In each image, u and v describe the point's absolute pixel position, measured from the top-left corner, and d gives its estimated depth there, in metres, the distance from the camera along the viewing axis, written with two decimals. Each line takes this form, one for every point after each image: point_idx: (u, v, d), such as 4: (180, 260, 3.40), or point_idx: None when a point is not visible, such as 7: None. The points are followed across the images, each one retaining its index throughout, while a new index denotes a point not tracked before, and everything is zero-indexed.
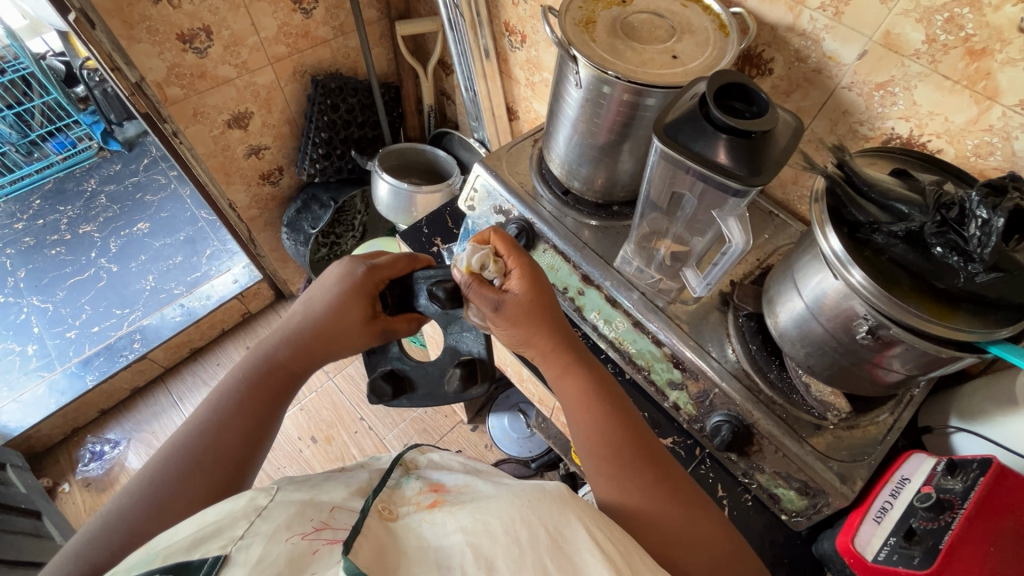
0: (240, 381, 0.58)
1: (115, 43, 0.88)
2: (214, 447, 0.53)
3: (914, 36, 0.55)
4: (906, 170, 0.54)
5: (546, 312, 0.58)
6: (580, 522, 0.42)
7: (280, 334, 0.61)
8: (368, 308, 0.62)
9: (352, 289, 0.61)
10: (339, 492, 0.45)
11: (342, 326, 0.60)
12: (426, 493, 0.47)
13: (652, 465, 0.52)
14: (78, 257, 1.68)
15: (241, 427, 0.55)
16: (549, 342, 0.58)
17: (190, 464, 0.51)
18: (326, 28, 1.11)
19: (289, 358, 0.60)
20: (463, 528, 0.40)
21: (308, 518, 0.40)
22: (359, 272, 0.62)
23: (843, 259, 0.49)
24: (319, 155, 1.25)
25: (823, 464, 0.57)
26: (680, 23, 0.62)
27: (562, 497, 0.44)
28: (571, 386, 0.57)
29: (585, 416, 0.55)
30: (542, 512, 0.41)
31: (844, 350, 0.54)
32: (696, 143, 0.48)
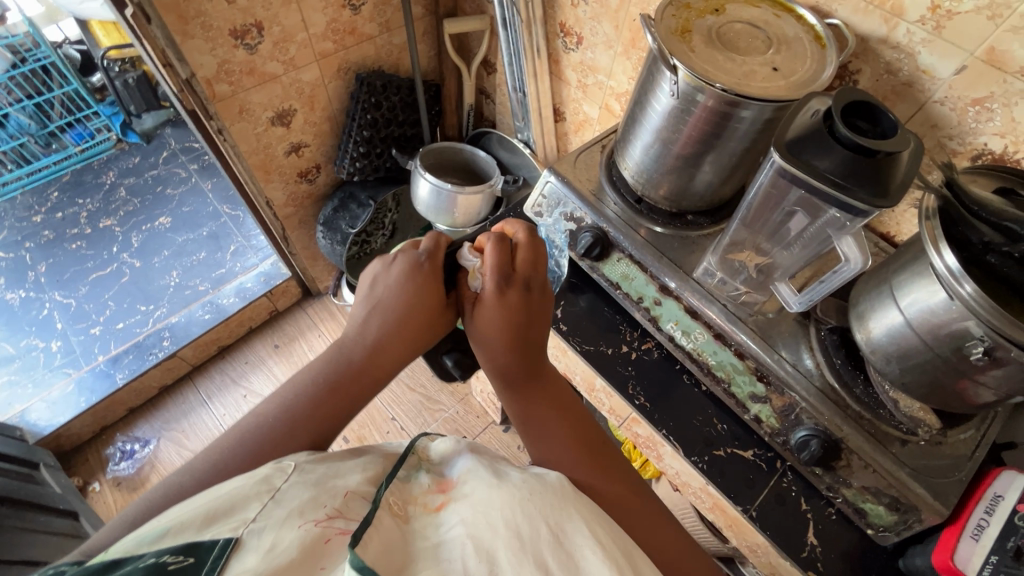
0: (315, 380, 0.56)
1: (169, 38, 0.86)
2: (278, 448, 0.52)
3: (1021, 53, 0.55)
4: (1012, 190, 0.54)
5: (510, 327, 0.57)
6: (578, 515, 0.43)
7: (357, 337, 0.58)
8: (439, 296, 0.60)
9: (426, 280, 0.59)
10: (353, 478, 0.44)
11: (422, 319, 0.59)
12: (435, 492, 0.46)
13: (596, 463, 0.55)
14: (99, 252, 1.65)
15: (312, 431, 0.53)
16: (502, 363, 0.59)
17: (257, 457, 0.51)
18: (372, 24, 1.08)
19: (365, 364, 0.57)
20: (467, 521, 0.40)
21: (321, 504, 0.40)
22: (426, 262, 0.60)
23: (958, 274, 0.48)
24: (359, 153, 1.23)
25: (914, 479, 0.58)
26: (775, 33, 0.61)
27: (559, 493, 0.45)
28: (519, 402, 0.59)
29: (535, 431, 0.58)
30: (547, 512, 0.42)
31: (946, 367, 0.54)
32: (816, 158, 0.47)
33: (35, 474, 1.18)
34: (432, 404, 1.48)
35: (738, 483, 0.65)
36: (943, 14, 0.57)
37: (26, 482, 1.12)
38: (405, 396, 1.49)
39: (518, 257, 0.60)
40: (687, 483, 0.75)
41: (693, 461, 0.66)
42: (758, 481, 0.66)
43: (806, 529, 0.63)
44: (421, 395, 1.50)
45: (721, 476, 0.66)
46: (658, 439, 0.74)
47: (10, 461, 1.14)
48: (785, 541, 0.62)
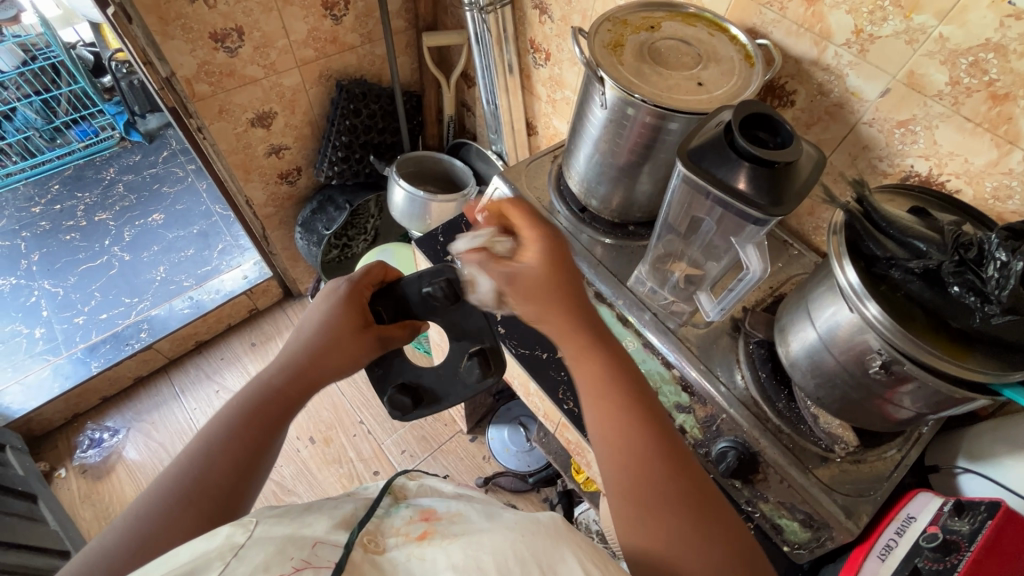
0: (232, 413, 0.55)
1: (150, 38, 0.91)
2: (202, 479, 0.50)
3: (938, 77, 0.56)
4: (924, 208, 0.55)
5: (559, 292, 0.54)
6: (573, 556, 0.39)
7: (276, 363, 0.59)
8: (357, 318, 0.62)
9: (341, 303, 0.61)
10: (321, 525, 0.40)
11: (338, 340, 0.59)
12: (416, 522, 0.43)
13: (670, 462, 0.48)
14: (91, 244, 1.69)
15: (235, 460, 0.51)
16: (570, 331, 0.53)
17: (184, 493, 0.48)
18: (354, 34, 1.13)
19: (285, 385, 0.57)
20: (454, 564, 0.37)
21: (287, 556, 0.35)
22: (343, 288, 0.64)
23: (859, 292, 0.49)
24: (338, 158, 1.26)
25: (828, 497, 0.57)
26: (706, 51, 0.63)
27: (556, 532, 0.42)
28: (588, 364, 0.53)
29: (601, 421, 0.51)
30: (537, 549, 0.39)
31: (855, 383, 0.54)
32: (719, 169, 0.48)
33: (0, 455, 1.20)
34: None
35: None
36: (866, 38, 0.59)
37: None
38: (374, 400, 1.49)
39: (544, 222, 0.57)
40: None
41: None
42: None
43: None
44: None
45: None
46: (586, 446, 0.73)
47: None
48: None
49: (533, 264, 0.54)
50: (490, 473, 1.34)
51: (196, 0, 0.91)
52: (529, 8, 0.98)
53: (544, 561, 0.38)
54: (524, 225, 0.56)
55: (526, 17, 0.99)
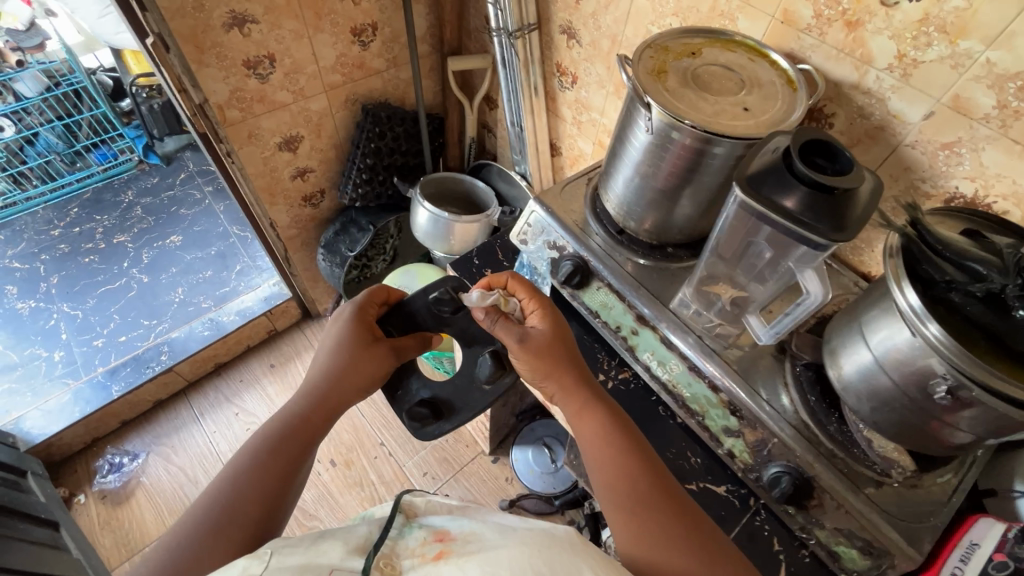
0: (260, 440, 0.56)
1: (186, 66, 0.92)
2: (230, 510, 0.50)
3: (985, 101, 0.56)
4: (978, 231, 0.55)
5: (567, 355, 0.62)
6: (588, 567, 0.40)
7: (299, 390, 0.62)
8: (367, 335, 0.65)
9: (351, 323, 0.65)
10: (337, 551, 0.43)
11: (356, 361, 0.63)
12: (431, 544, 0.46)
13: (666, 496, 0.52)
14: (110, 266, 1.70)
15: (266, 483, 0.53)
16: (577, 389, 0.60)
17: (214, 526, 0.49)
18: (380, 60, 1.14)
19: (308, 409, 0.60)
20: None
21: None
22: (350, 311, 0.67)
23: (920, 314, 0.49)
24: (362, 180, 1.28)
25: (888, 524, 0.56)
26: (749, 77, 0.63)
27: (571, 547, 0.43)
28: (588, 423, 0.58)
29: (599, 467, 0.55)
30: (550, 558, 0.40)
31: (914, 406, 0.54)
32: (778, 194, 0.48)
33: (22, 482, 1.18)
34: None
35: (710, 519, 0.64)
36: (909, 62, 0.60)
37: (12, 489, 1.12)
38: (395, 422, 1.47)
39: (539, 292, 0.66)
40: None
41: None
42: (730, 518, 0.64)
43: (777, 570, 0.61)
44: None
45: None
46: None
47: None
48: None
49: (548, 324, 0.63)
50: (514, 496, 1.32)
51: (231, 29, 0.92)
52: (556, 33, 1.00)
53: (560, 572, 0.39)
54: (526, 298, 0.66)
55: (553, 42, 1.01)
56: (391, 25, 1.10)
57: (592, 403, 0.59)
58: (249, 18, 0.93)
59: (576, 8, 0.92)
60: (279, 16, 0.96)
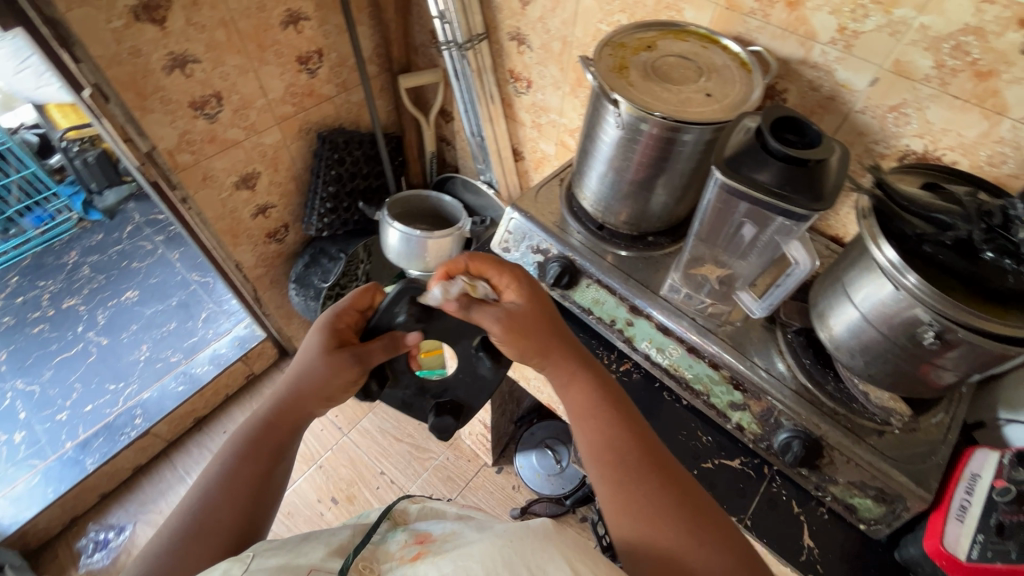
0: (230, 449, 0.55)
1: (129, 114, 0.87)
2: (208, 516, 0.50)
3: (923, 62, 0.60)
4: (936, 183, 0.58)
5: (549, 327, 0.60)
6: (562, 554, 0.38)
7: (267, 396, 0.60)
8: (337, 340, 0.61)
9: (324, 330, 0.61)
10: (316, 554, 0.43)
11: (325, 372, 0.58)
12: (411, 545, 0.45)
13: (653, 462, 0.52)
14: (63, 333, 1.60)
15: (241, 497, 0.52)
16: (566, 362, 0.59)
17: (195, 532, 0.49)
18: (329, 85, 1.12)
19: (275, 415, 0.58)
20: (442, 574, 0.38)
21: None
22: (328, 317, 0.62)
23: (899, 266, 0.52)
24: (326, 209, 1.25)
25: (896, 469, 0.59)
26: (704, 63, 0.66)
27: (549, 534, 0.40)
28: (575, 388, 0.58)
29: (587, 434, 0.55)
30: (523, 549, 0.38)
31: (905, 355, 0.57)
32: (756, 172, 0.50)
33: None
34: (421, 453, 1.45)
35: (730, 493, 0.65)
36: (850, 34, 0.63)
37: None
38: (392, 449, 1.44)
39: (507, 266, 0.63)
40: None
41: None
42: (749, 489, 0.66)
43: (801, 532, 0.63)
44: (409, 445, 1.46)
45: (713, 488, 0.66)
46: None
47: None
48: (782, 545, 0.62)
49: (528, 303, 0.61)
50: (525, 503, 1.32)
51: (173, 71, 0.89)
52: (505, 40, 1.00)
53: (532, 563, 0.37)
54: (496, 274, 0.62)
55: (503, 49, 1.02)
56: (337, 49, 1.08)
57: (579, 374, 0.59)
58: (190, 57, 0.89)
59: (523, 14, 0.94)
60: (221, 53, 0.93)
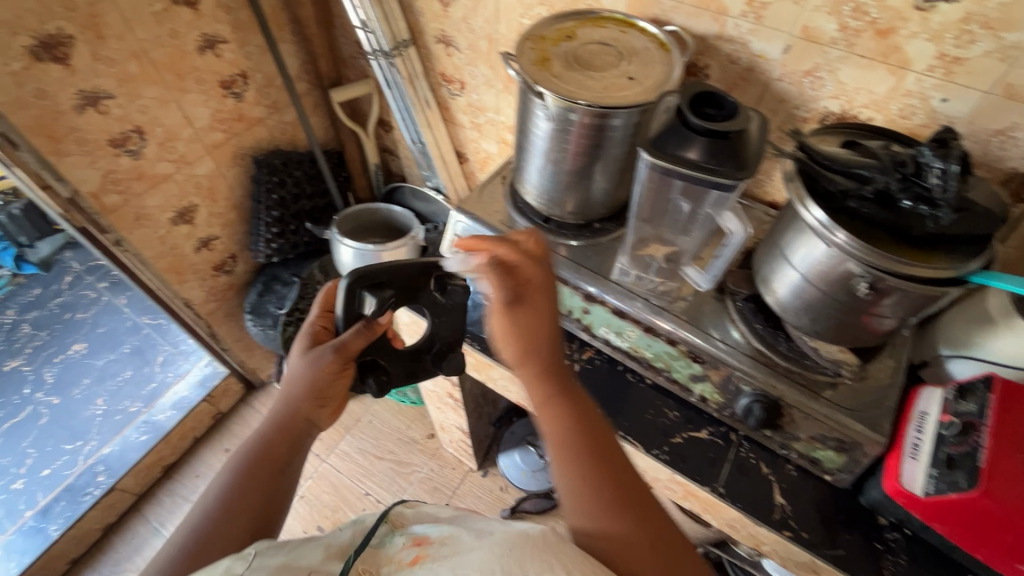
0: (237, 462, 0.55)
1: (43, 160, 0.83)
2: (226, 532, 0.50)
3: (828, 26, 0.63)
4: (855, 140, 0.61)
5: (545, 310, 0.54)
6: (557, 561, 0.42)
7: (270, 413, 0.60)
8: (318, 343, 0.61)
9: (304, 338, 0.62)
10: (317, 555, 0.45)
11: (313, 373, 0.59)
12: (410, 547, 0.48)
13: (607, 473, 0.49)
14: (8, 397, 1.51)
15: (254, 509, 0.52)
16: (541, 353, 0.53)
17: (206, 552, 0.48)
18: (259, 107, 1.09)
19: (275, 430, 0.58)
20: None
21: None
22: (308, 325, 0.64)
23: (828, 225, 0.54)
24: (273, 234, 1.21)
25: (851, 418, 0.61)
26: (624, 48, 0.67)
27: (546, 542, 0.44)
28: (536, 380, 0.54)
29: (548, 425, 0.53)
30: (521, 557, 0.42)
31: (845, 308, 0.59)
32: (680, 149, 0.51)
33: None
34: (404, 468, 1.43)
35: (701, 464, 0.67)
36: (758, 6, 0.65)
37: None
38: (374, 467, 1.42)
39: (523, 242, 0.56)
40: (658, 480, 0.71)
41: (655, 454, 0.67)
42: (719, 457, 0.67)
43: (772, 491, 0.65)
44: (392, 461, 1.44)
45: (684, 462, 0.67)
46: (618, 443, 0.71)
47: None
48: (756, 507, 0.64)
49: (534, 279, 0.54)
50: (514, 502, 1.32)
51: (86, 110, 0.84)
52: (432, 44, 1.00)
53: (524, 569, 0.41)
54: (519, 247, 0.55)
55: (431, 53, 1.01)
56: (262, 70, 1.05)
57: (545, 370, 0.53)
58: (102, 94, 0.85)
59: (446, 16, 0.93)
60: (136, 85, 0.89)
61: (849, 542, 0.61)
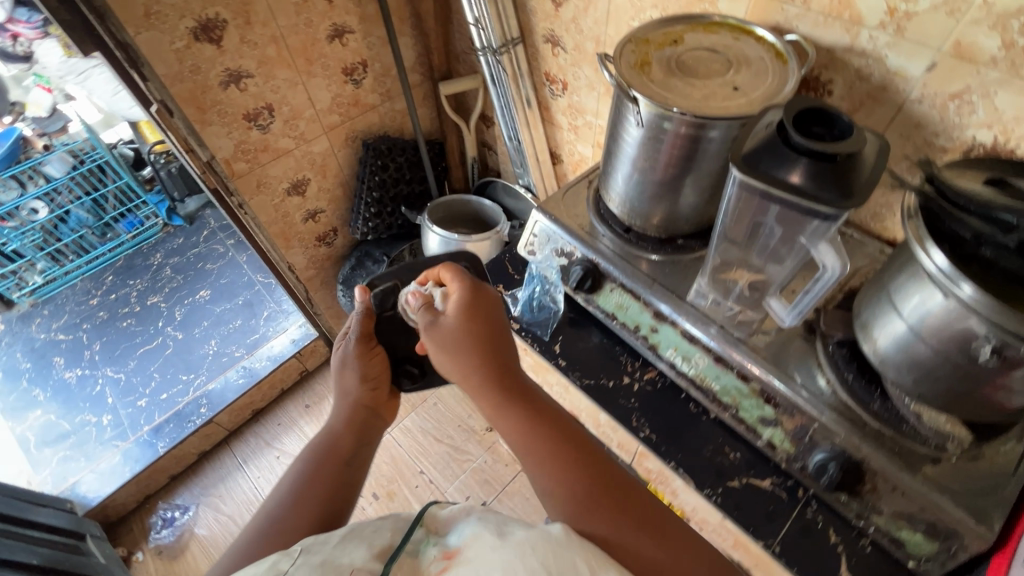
0: (303, 461, 0.58)
1: (190, 127, 0.95)
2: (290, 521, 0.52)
3: (989, 43, 0.53)
4: (1002, 178, 0.51)
5: (485, 331, 0.58)
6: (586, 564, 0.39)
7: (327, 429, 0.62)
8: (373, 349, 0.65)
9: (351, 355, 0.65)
10: (357, 553, 0.42)
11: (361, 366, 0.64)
12: (438, 561, 0.42)
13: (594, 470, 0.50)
14: (146, 327, 1.77)
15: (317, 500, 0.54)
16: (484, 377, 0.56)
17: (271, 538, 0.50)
18: (374, 94, 1.17)
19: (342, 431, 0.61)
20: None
21: None
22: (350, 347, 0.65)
23: (951, 274, 0.45)
24: (371, 214, 1.31)
25: (952, 502, 0.52)
26: (736, 56, 0.62)
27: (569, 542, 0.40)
28: (506, 417, 0.54)
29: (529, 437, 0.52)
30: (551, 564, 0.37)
31: (961, 373, 0.49)
32: (780, 170, 0.47)
33: (82, 545, 1.20)
34: (459, 455, 1.46)
35: (758, 516, 0.62)
36: (901, 16, 0.57)
37: (72, 553, 1.15)
38: (432, 449, 1.46)
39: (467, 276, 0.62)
40: (705, 521, 0.70)
41: (707, 494, 0.63)
42: (779, 513, 0.62)
43: (840, 565, 0.58)
44: (448, 446, 1.48)
45: (738, 509, 0.62)
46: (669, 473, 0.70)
47: (57, 535, 1.17)
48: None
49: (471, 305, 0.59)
50: None
51: (229, 86, 0.95)
52: (540, 43, 1.00)
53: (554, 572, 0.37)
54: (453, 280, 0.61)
55: (538, 52, 1.01)
56: (381, 60, 1.13)
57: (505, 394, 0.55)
58: (244, 73, 0.96)
59: (556, 16, 0.93)
60: (272, 67, 0.99)
61: None
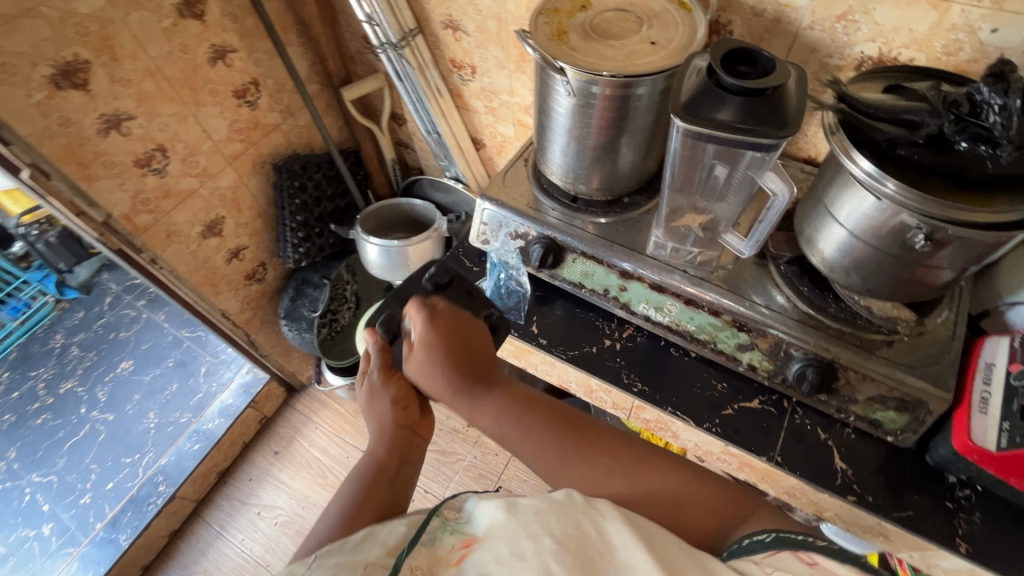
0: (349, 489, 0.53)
1: (74, 187, 0.84)
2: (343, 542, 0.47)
3: None
4: (898, 85, 0.57)
5: (448, 345, 0.57)
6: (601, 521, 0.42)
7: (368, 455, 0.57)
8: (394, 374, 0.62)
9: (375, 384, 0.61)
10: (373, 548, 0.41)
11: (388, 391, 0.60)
12: (460, 549, 0.41)
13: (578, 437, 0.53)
14: (67, 418, 1.57)
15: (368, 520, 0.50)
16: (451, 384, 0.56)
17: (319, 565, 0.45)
18: (273, 113, 1.09)
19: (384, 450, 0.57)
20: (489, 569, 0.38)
21: None
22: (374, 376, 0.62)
23: (878, 176, 0.50)
24: (299, 239, 1.23)
25: (911, 376, 0.59)
26: (643, 12, 0.64)
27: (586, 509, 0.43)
28: (484, 414, 0.55)
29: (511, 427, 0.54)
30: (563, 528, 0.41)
31: (899, 262, 0.55)
32: (715, 111, 0.49)
33: None
34: (448, 457, 1.44)
35: (755, 433, 0.67)
36: None
37: None
38: None
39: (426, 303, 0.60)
40: (710, 453, 0.72)
41: (707, 427, 0.67)
42: (773, 426, 0.67)
43: (831, 456, 0.65)
44: (434, 452, 1.45)
45: (737, 434, 0.67)
46: (667, 418, 0.71)
47: None
48: (816, 472, 0.64)
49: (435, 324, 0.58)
50: None
51: (109, 133, 0.85)
52: (439, 30, 0.97)
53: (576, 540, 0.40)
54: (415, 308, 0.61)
55: (439, 39, 0.99)
56: (273, 75, 1.05)
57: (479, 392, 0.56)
58: (123, 115, 0.86)
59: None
60: (155, 103, 0.89)
61: (917, 503, 0.61)
